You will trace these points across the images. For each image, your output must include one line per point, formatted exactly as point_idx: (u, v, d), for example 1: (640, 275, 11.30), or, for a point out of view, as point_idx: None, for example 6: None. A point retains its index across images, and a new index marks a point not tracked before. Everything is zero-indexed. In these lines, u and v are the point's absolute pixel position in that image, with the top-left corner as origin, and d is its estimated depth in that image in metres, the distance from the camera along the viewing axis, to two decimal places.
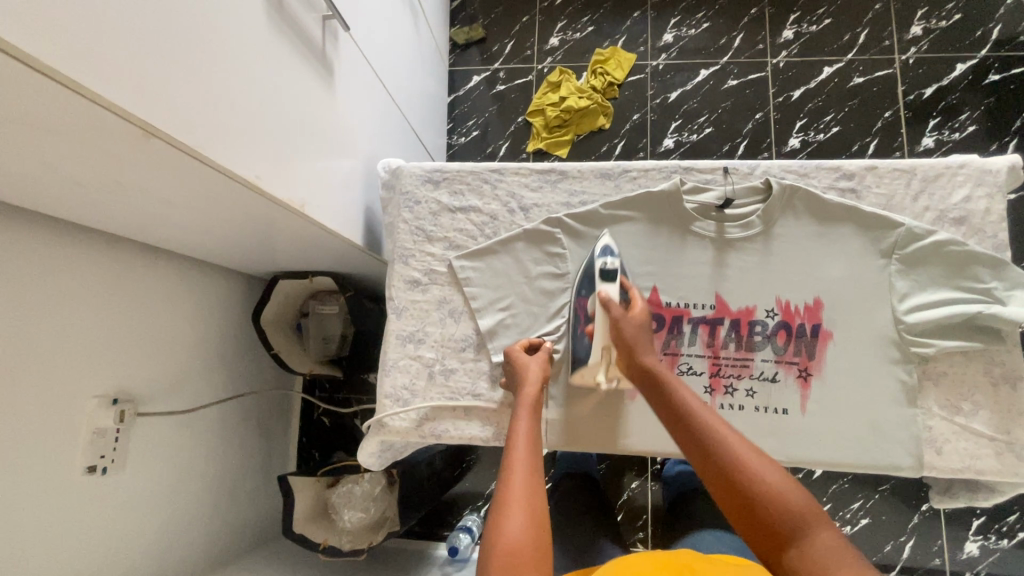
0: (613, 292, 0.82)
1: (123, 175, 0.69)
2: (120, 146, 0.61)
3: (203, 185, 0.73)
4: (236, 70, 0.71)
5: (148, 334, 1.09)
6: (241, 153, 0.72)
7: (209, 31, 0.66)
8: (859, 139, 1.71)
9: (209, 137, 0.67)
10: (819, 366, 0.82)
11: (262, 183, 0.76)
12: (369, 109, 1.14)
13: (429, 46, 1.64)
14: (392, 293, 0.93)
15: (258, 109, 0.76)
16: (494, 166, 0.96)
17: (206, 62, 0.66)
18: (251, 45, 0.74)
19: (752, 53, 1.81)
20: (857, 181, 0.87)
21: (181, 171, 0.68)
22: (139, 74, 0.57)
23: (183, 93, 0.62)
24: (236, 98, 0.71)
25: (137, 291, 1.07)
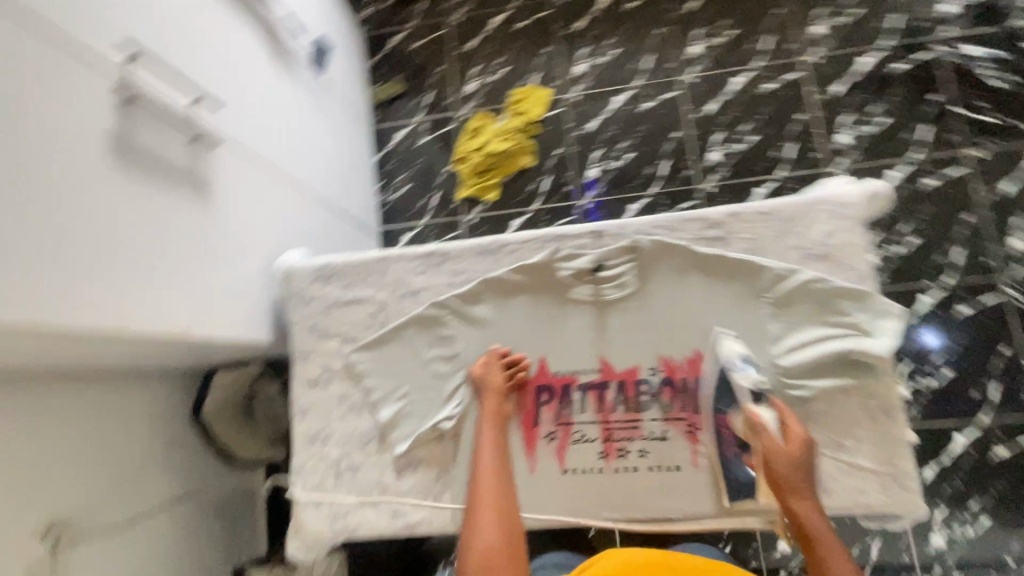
0: (766, 415, 0.79)
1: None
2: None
3: (63, 341, 0.73)
4: (76, 226, 0.71)
5: (79, 457, 1.11)
6: (99, 308, 0.73)
7: (34, 199, 0.66)
8: (777, 144, 1.72)
9: (52, 304, 0.66)
10: (706, 417, 0.83)
11: (130, 328, 0.77)
12: (269, 206, 1.16)
13: (342, 114, 1.67)
14: (295, 394, 0.95)
15: (116, 258, 0.76)
16: (380, 255, 0.98)
17: (36, 231, 0.65)
18: (91, 195, 0.74)
19: (662, 74, 1.83)
20: (723, 228, 0.88)
21: (32, 339, 0.68)
22: None
23: (20, 277, 0.63)
24: (79, 254, 0.71)
25: (63, 417, 1.08)
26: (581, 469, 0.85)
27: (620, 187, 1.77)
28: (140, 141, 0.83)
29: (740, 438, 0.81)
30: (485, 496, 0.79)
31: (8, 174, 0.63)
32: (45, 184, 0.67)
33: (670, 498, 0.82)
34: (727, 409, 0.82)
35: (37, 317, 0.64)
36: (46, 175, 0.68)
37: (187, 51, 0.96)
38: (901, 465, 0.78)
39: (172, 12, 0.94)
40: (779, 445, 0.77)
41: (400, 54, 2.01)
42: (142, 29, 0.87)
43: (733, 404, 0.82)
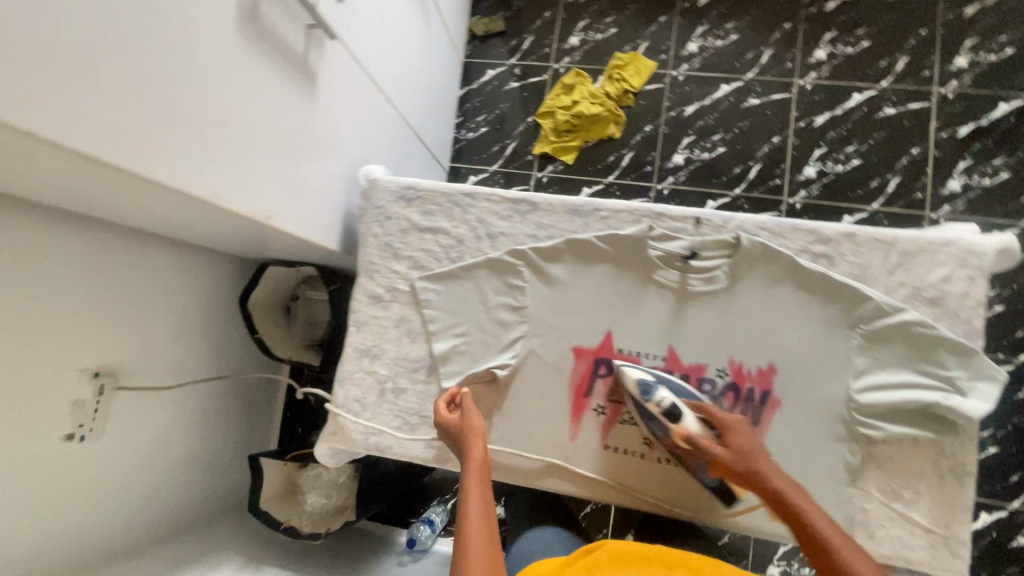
0: (691, 423, 0.77)
1: (72, 180, 0.68)
2: (60, 161, 0.60)
3: (155, 196, 0.73)
4: (191, 83, 0.69)
5: (132, 313, 1.14)
6: (202, 175, 0.73)
7: (159, 44, 0.64)
8: (879, 175, 1.62)
9: (156, 155, 0.65)
10: (762, 432, 0.81)
11: (225, 201, 0.77)
12: (361, 115, 1.14)
13: (441, 38, 1.61)
14: (354, 306, 0.95)
15: (224, 128, 0.76)
16: (467, 190, 0.95)
17: (153, 77, 0.64)
18: (210, 55, 0.71)
19: (778, 72, 1.71)
20: (832, 247, 0.83)
21: (130, 185, 0.68)
22: (93, 110, 0.57)
23: (139, 122, 0.62)
24: (189, 112, 0.69)
25: (126, 273, 1.11)
26: (621, 449, 0.84)
27: (702, 180, 1.70)
28: (268, 15, 0.80)
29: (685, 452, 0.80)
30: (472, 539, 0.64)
31: (146, 14, 0.62)
32: (171, 31, 0.65)
33: (666, 487, 0.84)
34: (659, 430, 0.79)
35: (140, 165, 0.63)
36: (179, 26, 0.66)
37: None
38: (955, 529, 0.75)
39: None
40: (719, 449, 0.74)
41: None
42: None
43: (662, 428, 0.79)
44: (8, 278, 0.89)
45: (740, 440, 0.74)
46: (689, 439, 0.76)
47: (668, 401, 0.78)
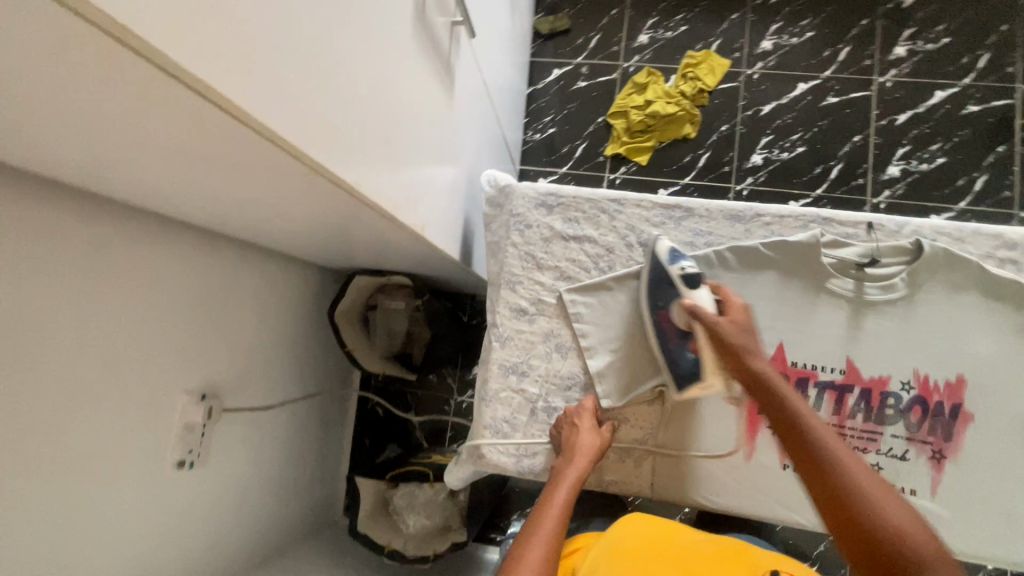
0: (702, 299, 0.76)
1: (254, 191, 0.64)
2: (269, 170, 0.56)
3: (330, 206, 0.69)
4: (376, 85, 0.65)
5: (235, 328, 1.08)
6: (384, 186, 0.70)
7: (359, 43, 0.60)
8: (965, 173, 1.59)
9: (353, 162, 0.61)
10: (955, 449, 0.77)
11: (396, 212, 0.75)
12: (475, 118, 1.09)
13: (518, 36, 1.57)
14: (497, 320, 0.90)
15: (397, 137, 0.73)
16: (614, 196, 0.90)
17: (354, 78, 0.60)
18: (390, 55, 0.67)
19: (857, 70, 1.68)
20: (1018, 252, 0.80)
21: (318, 195, 0.64)
22: (322, 118, 0.54)
23: (348, 130, 0.60)
24: (374, 115, 0.66)
25: (230, 286, 1.05)
26: None
27: (782, 181, 1.67)
28: (431, 17, 0.77)
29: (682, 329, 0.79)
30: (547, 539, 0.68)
31: (359, 18, 0.59)
32: (368, 30, 0.61)
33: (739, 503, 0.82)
34: (665, 305, 0.80)
35: (344, 172, 0.60)
36: (376, 29, 0.63)
37: None
38: None
39: None
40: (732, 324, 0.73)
41: None
42: None
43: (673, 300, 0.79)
44: (134, 294, 0.83)
45: (756, 362, 0.70)
46: (690, 309, 0.75)
47: (692, 270, 0.78)
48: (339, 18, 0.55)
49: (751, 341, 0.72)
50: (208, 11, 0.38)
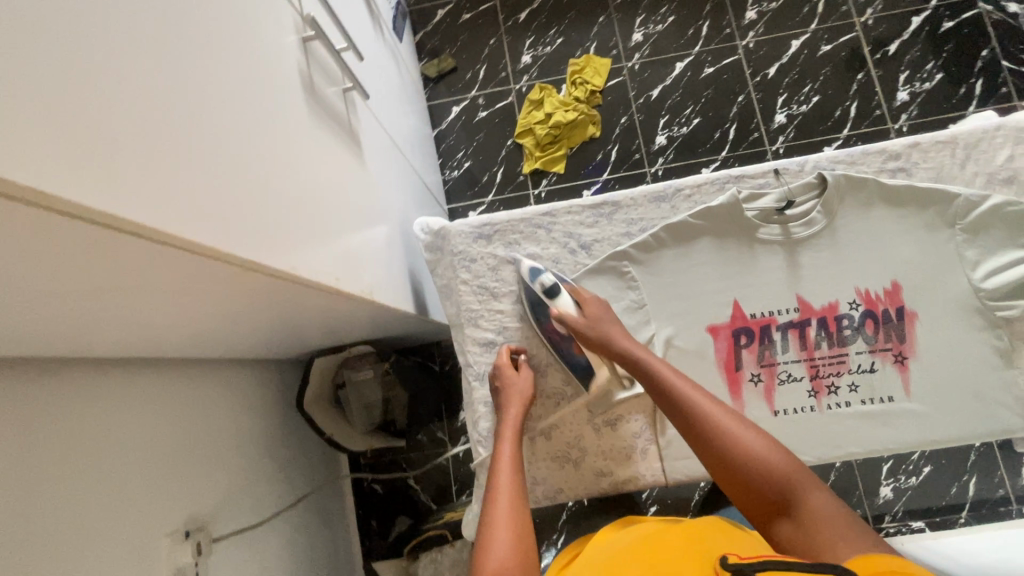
0: (565, 304, 0.83)
1: (187, 306, 0.61)
2: (197, 283, 0.53)
3: (270, 297, 0.66)
4: (282, 165, 0.64)
5: (206, 450, 1.02)
6: (322, 264, 0.70)
7: (253, 131, 0.59)
8: (840, 105, 1.75)
9: (279, 247, 0.59)
10: (913, 347, 0.84)
11: (341, 284, 0.74)
12: (392, 172, 1.10)
13: (411, 86, 1.60)
14: (469, 360, 0.90)
15: (320, 212, 0.73)
16: (544, 209, 0.93)
17: (256, 166, 0.58)
18: (288, 134, 0.67)
19: (721, 39, 1.83)
20: (904, 160, 0.89)
21: (258, 292, 0.62)
22: (241, 216, 0.53)
23: (270, 220, 0.59)
24: (287, 196, 0.64)
25: (188, 409, 0.99)
26: (793, 409, 0.84)
27: (690, 153, 1.78)
28: (322, 90, 0.78)
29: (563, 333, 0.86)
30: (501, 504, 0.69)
31: (251, 110, 0.59)
32: (258, 115, 0.60)
33: None
34: (547, 321, 0.87)
35: (273, 260, 0.57)
36: (271, 116, 0.63)
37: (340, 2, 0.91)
38: None
39: None
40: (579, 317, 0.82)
41: (448, 28, 1.94)
42: None
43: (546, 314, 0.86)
44: (88, 449, 0.77)
45: (617, 338, 0.78)
46: (559, 318, 0.83)
47: (550, 282, 0.85)
48: (224, 110, 0.54)
49: (606, 324, 0.81)
50: (91, 145, 0.37)
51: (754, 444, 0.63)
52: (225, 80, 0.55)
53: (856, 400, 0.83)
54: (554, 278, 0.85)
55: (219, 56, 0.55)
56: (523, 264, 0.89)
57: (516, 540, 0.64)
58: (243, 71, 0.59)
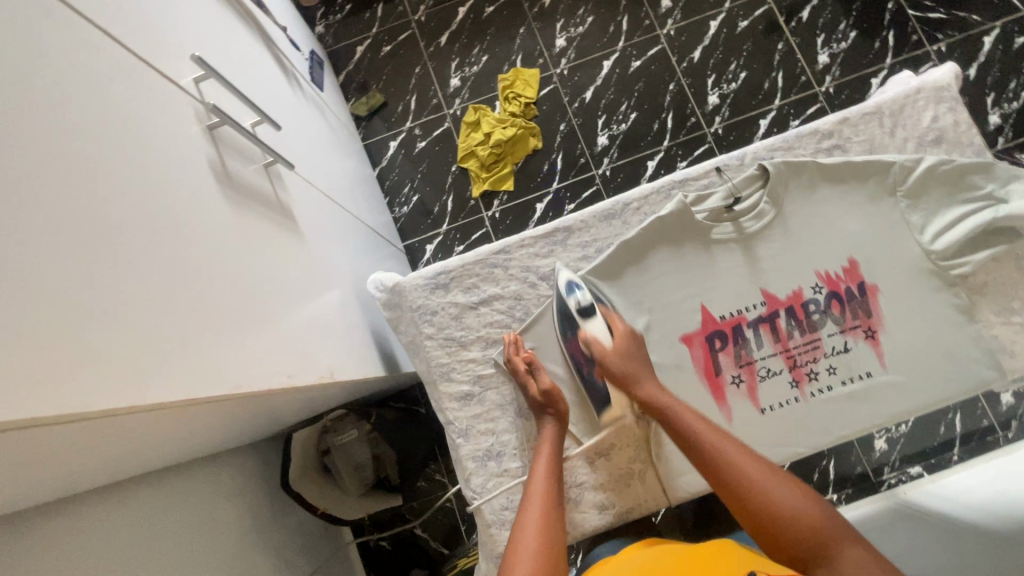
0: (596, 329, 0.84)
1: (129, 444, 0.56)
2: (128, 427, 0.49)
3: (218, 412, 0.62)
4: (204, 272, 0.59)
5: (203, 555, 0.96)
6: (272, 368, 0.66)
7: (161, 248, 0.54)
8: (766, 77, 1.79)
9: (209, 368, 0.54)
10: (880, 320, 0.84)
11: (296, 380, 0.70)
12: (335, 232, 1.06)
13: (342, 131, 1.56)
14: (448, 417, 0.86)
15: (262, 309, 0.69)
16: (497, 247, 0.91)
17: (172, 285, 0.53)
18: (208, 235, 0.62)
19: (642, 31, 1.85)
20: (837, 136, 0.90)
21: (200, 414, 0.58)
22: (166, 350, 0.50)
23: (203, 340, 0.55)
24: (215, 305, 0.59)
25: (175, 521, 0.93)
26: (778, 403, 0.84)
27: (633, 148, 1.79)
28: (243, 175, 0.73)
29: (588, 357, 0.85)
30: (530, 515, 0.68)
31: (164, 225, 0.55)
32: (166, 227, 0.55)
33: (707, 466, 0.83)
34: (571, 335, 0.86)
35: (202, 387, 0.53)
36: (191, 222, 0.59)
37: (246, 74, 0.86)
38: None
39: (219, 31, 0.83)
40: (608, 346, 0.82)
41: (371, 63, 1.90)
42: (196, 39, 0.74)
43: (573, 329, 0.86)
44: None
45: (645, 386, 0.79)
46: (589, 343, 0.84)
47: (585, 300, 0.85)
48: (123, 238, 0.49)
49: (656, 389, 0.78)
50: None
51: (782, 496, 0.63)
52: (126, 205, 0.51)
53: (836, 383, 0.84)
54: (589, 296, 0.85)
55: (107, 180, 0.50)
56: (560, 273, 0.88)
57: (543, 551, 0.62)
58: (150, 183, 0.55)
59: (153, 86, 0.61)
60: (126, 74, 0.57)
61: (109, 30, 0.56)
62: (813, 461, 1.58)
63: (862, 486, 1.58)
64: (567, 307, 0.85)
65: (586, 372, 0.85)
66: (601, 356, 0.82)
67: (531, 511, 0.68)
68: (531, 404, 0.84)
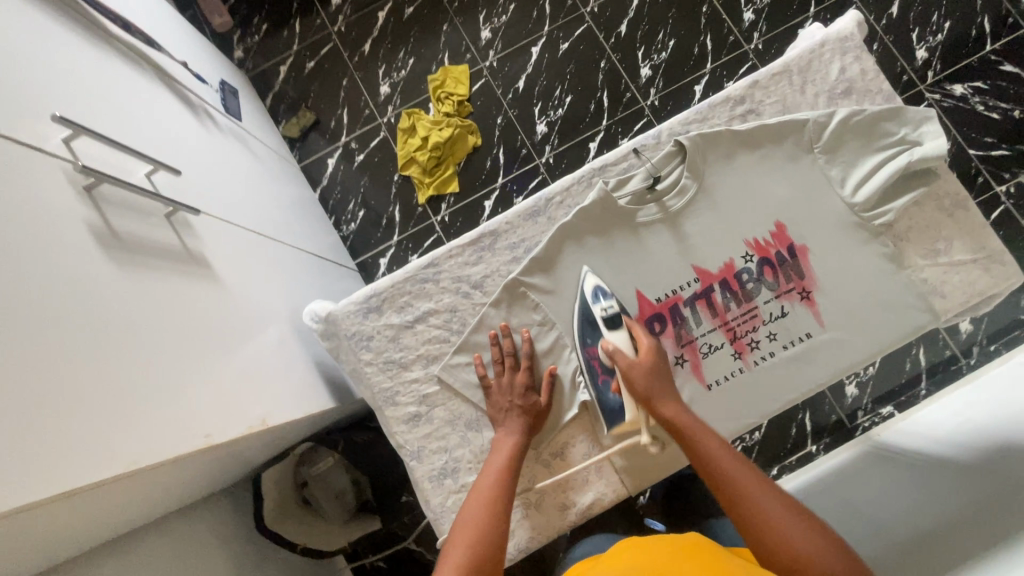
0: (618, 340, 0.80)
1: (24, 544, 0.54)
2: (10, 529, 0.48)
3: (123, 491, 0.59)
4: (90, 348, 0.56)
5: None
6: (183, 428, 0.63)
7: (29, 336, 0.51)
8: (695, 43, 1.77)
9: (92, 454, 0.52)
10: (813, 280, 0.84)
11: (217, 437, 0.67)
12: (266, 266, 1.03)
13: (271, 156, 1.50)
14: (399, 441, 0.85)
15: (169, 366, 0.66)
16: (426, 261, 0.89)
17: (46, 369, 0.51)
18: (94, 306, 0.59)
19: (566, 12, 1.81)
20: (750, 101, 0.89)
21: (105, 494, 0.56)
22: (34, 442, 0.48)
23: (82, 421, 0.52)
24: (103, 380, 0.56)
25: None
26: (724, 377, 0.84)
27: (573, 132, 1.77)
28: (134, 230, 0.70)
29: (607, 365, 0.82)
30: (476, 507, 0.69)
31: (36, 307, 0.52)
32: (41, 309, 0.53)
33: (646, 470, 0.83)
34: (592, 341, 0.83)
35: (77, 478, 0.50)
36: (70, 294, 0.57)
37: (131, 121, 0.82)
38: (990, 244, 0.84)
39: (93, 81, 0.78)
40: (634, 361, 0.78)
41: (297, 81, 1.85)
42: (61, 96, 0.69)
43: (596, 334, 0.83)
44: None
45: (668, 408, 0.75)
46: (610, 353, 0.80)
47: (612, 309, 0.82)
48: None
49: (664, 386, 0.77)
50: None
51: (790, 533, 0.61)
52: None
53: (779, 348, 0.84)
54: (616, 306, 0.82)
55: None
56: (585, 279, 0.84)
57: (474, 554, 0.63)
58: (14, 262, 0.52)
59: (10, 155, 0.57)
60: None
61: None
62: (789, 415, 1.60)
63: (839, 432, 1.61)
64: (591, 313, 0.83)
65: (601, 383, 0.82)
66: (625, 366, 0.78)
67: (467, 523, 0.66)
68: (491, 416, 0.83)
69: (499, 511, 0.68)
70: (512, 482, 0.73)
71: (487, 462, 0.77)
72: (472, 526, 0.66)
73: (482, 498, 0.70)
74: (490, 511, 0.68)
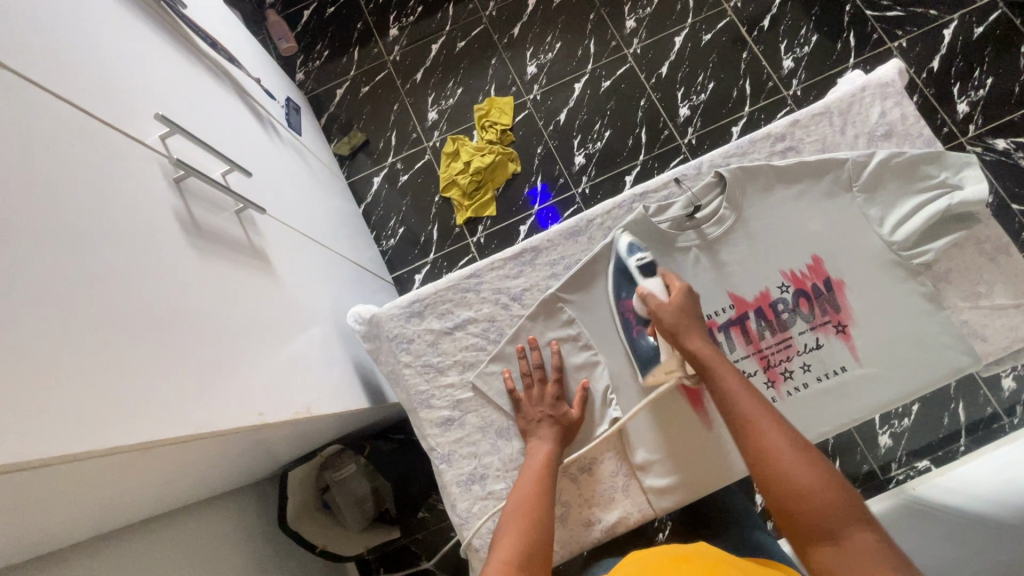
0: (653, 287, 0.81)
1: (96, 496, 0.58)
2: (94, 474, 0.52)
3: (185, 456, 0.63)
4: (169, 320, 0.62)
5: None
6: (241, 403, 0.67)
7: (124, 304, 0.57)
8: (734, 86, 1.83)
9: (168, 414, 0.56)
10: (849, 315, 0.85)
11: (268, 416, 0.71)
12: (315, 269, 1.09)
13: (323, 171, 1.59)
14: (431, 443, 0.87)
15: (232, 346, 0.71)
16: (468, 272, 0.93)
17: (134, 334, 0.56)
18: (174, 285, 0.64)
19: (609, 53, 1.90)
20: (790, 139, 0.92)
21: (170, 457, 0.60)
22: (122, 397, 0.52)
23: (161, 384, 0.57)
24: (178, 349, 0.62)
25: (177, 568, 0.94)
26: None
27: (610, 165, 1.82)
28: (211, 222, 0.76)
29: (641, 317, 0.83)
30: (520, 501, 0.70)
31: (130, 280, 0.58)
32: (134, 282, 0.59)
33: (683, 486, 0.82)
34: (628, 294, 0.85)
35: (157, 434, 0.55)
36: (158, 270, 0.63)
37: (214, 127, 0.90)
38: None
39: (186, 89, 0.87)
40: (663, 302, 0.78)
41: (351, 104, 1.97)
42: (162, 102, 0.78)
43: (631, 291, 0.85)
44: None
45: (691, 341, 0.75)
46: (644, 299, 0.81)
47: (646, 259, 0.84)
48: (87, 296, 0.53)
49: (692, 324, 0.76)
50: None
51: (798, 473, 0.59)
52: (90, 263, 0.54)
53: (813, 381, 0.84)
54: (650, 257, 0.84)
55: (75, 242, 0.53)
56: (619, 237, 0.87)
57: (528, 544, 0.63)
58: (115, 238, 0.58)
59: (121, 149, 0.64)
60: (87, 137, 0.60)
61: (75, 102, 0.61)
62: None
63: (870, 484, 1.55)
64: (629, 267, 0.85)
65: (636, 333, 0.84)
66: (655, 311, 0.78)
67: (512, 516, 0.68)
68: (521, 427, 0.85)
69: (544, 505, 0.70)
70: (551, 480, 0.75)
71: (523, 466, 0.78)
72: (525, 516, 0.67)
73: (524, 493, 0.72)
74: (534, 505, 0.69)
